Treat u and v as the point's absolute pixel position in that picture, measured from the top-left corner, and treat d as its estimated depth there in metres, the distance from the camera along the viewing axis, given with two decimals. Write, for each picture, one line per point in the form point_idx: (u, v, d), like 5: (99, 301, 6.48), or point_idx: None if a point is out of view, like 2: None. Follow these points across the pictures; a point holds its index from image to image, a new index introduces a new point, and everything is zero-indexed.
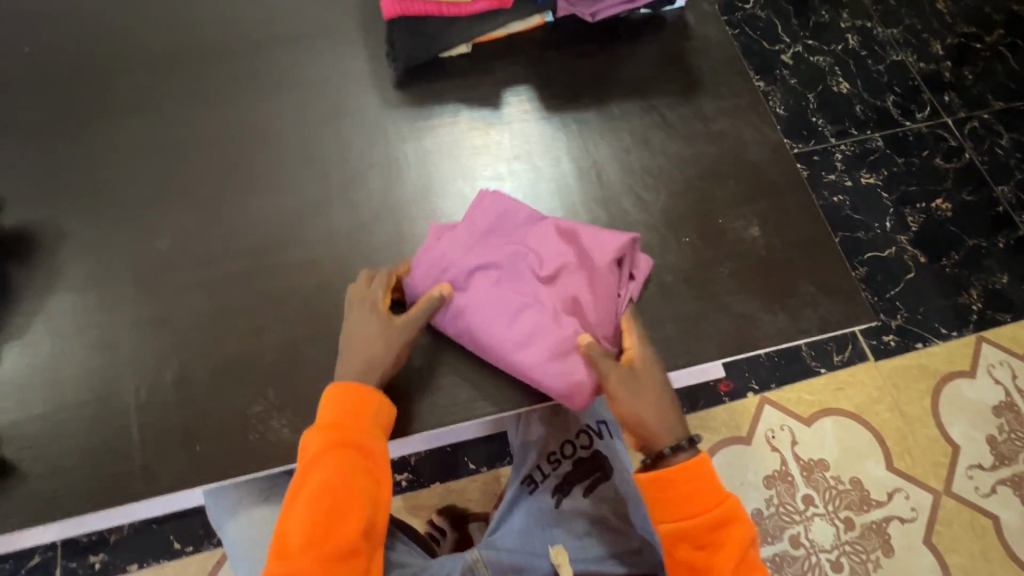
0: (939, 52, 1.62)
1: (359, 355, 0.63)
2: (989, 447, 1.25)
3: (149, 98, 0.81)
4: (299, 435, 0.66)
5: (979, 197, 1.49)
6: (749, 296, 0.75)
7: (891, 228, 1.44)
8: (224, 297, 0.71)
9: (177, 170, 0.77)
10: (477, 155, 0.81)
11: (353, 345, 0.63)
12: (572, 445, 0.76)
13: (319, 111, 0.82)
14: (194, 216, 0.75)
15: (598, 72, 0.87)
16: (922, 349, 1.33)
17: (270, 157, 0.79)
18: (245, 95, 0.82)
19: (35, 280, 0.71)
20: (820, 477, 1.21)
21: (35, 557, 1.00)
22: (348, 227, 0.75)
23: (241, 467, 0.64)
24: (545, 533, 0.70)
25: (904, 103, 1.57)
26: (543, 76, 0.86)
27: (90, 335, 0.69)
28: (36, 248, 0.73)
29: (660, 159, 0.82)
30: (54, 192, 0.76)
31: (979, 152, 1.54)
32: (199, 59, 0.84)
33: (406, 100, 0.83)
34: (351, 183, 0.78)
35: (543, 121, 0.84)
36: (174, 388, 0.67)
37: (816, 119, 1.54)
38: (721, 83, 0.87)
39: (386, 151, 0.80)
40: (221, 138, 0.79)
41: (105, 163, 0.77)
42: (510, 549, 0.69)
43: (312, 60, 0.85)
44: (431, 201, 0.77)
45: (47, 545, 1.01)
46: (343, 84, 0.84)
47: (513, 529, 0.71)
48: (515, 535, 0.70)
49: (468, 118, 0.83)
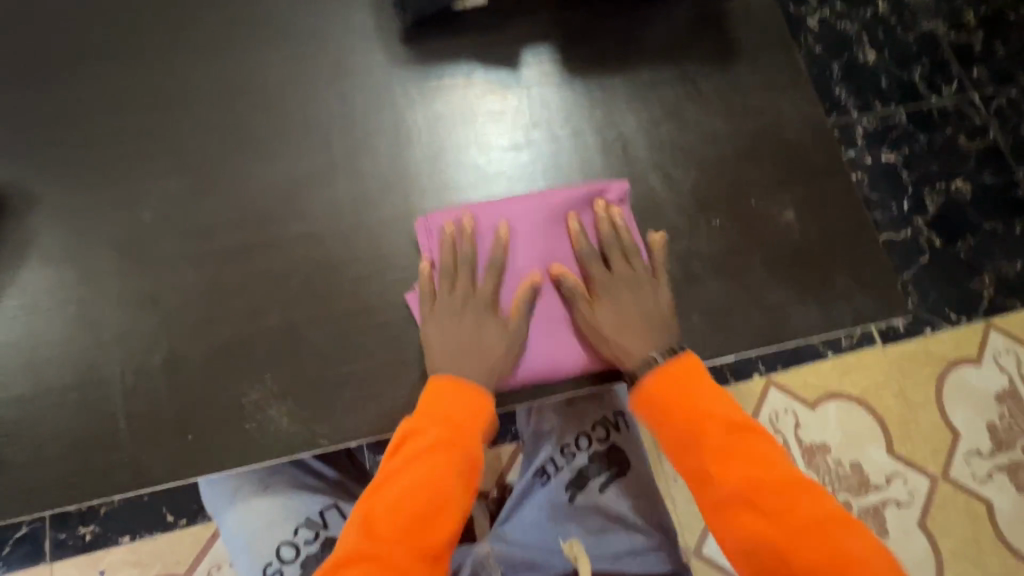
0: (972, 22, 1.53)
1: (458, 356, 0.62)
2: (989, 434, 1.26)
3: (125, 46, 0.72)
4: (300, 426, 0.61)
5: (1000, 180, 1.44)
6: (780, 286, 0.70)
7: (909, 210, 1.40)
8: (215, 274, 0.65)
9: (160, 127, 0.70)
10: (493, 122, 0.73)
11: (455, 351, 0.62)
12: (587, 438, 0.73)
13: (317, 67, 0.74)
14: (181, 181, 0.68)
15: (626, 33, 0.79)
16: (930, 335, 1.31)
17: (263, 116, 0.71)
18: (234, 44, 0.74)
19: (4, 249, 0.65)
20: (820, 461, 1.21)
21: (22, 527, 0.97)
22: (351, 200, 0.68)
23: (238, 457, 0.60)
24: (559, 528, 0.69)
25: (931, 76, 1.49)
26: (565, 34, 0.78)
27: (69, 312, 0.63)
28: (3, 212, 0.66)
29: (692, 133, 0.75)
30: (21, 149, 0.68)
31: (1004, 132, 1.48)
32: (181, 1, 0.75)
33: (414, 58, 0.75)
34: (354, 149, 0.70)
35: (565, 86, 0.76)
36: (162, 372, 0.62)
37: (840, 91, 1.46)
38: (760, 50, 0.80)
39: (392, 115, 0.72)
40: (208, 94, 0.71)
41: (78, 118, 0.69)
42: (523, 543, 0.69)
43: (308, 7, 0.76)
44: (442, 172, 0.71)
45: (35, 516, 0.98)
46: (344, 36, 0.75)
47: (525, 522, 0.71)
48: (527, 529, 0.70)
49: (482, 80, 0.75)
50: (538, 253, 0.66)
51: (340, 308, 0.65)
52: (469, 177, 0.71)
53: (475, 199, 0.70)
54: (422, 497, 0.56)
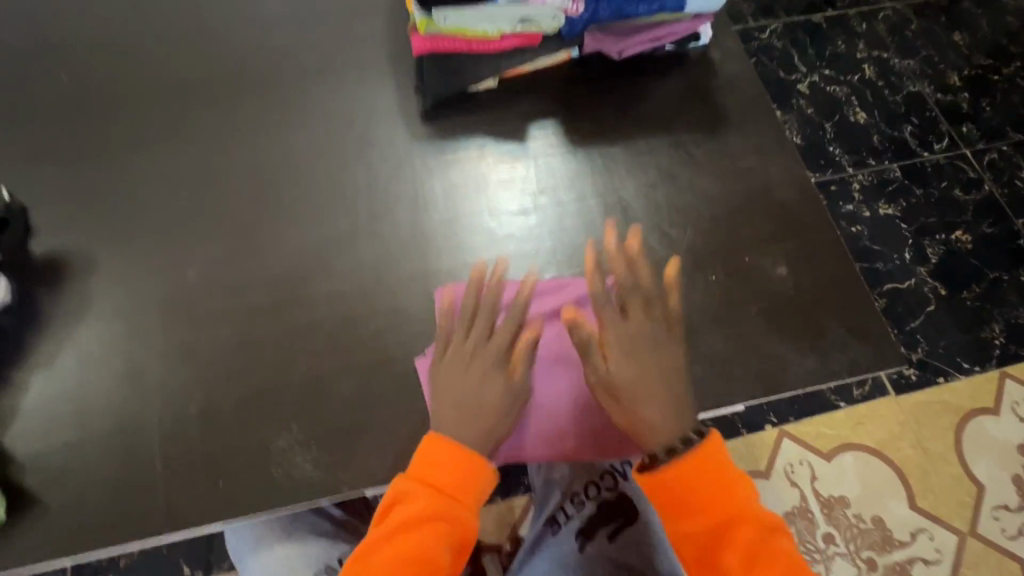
0: (956, 83, 1.62)
1: (460, 413, 0.64)
2: (1015, 487, 1.22)
3: (181, 128, 0.83)
4: (322, 472, 0.65)
5: (1000, 230, 1.48)
6: (777, 336, 0.74)
7: (910, 260, 1.43)
8: (251, 328, 0.71)
9: (207, 198, 0.78)
10: (504, 188, 0.81)
11: (451, 403, 0.64)
12: (596, 488, 0.76)
13: (347, 143, 0.83)
14: (223, 245, 0.75)
15: (623, 107, 0.87)
16: (944, 384, 1.30)
17: (299, 186, 0.80)
18: (275, 125, 0.84)
19: (65, 307, 0.72)
20: (841, 514, 1.19)
21: None
22: (375, 260, 0.75)
23: (264, 503, 0.64)
24: None
25: (921, 134, 1.57)
26: (569, 110, 0.87)
27: (117, 364, 0.69)
28: (67, 275, 0.73)
29: (687, 195, 0.82)
30: (87, 220, 0.77)
31: (999, 184, 1.53)
32: (231, 90, 0.86)
33: (433, 133, 0.84)
34: (378, 215, 0.78)
35: (569, 155, 0.84)
36: (198, 421, 0.66)
37: (834, 148, 1.53)
38: (747, 120, 0.87)
39: (412, 184, 0.80)
40: (251, 169, 0.80)
41: (136, 191, 0.78)
42: None
43: (341, 93, 0.86)
44: (457, 235, 0.78)
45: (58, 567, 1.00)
46: (372, 116, 0.85)
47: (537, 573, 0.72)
48: None
49: (494, 152, 0.84)
50: (550, 348, 0.72)
51: (363, 360, 0.70)
52: (481, 238, 0.78)
53: (487, 258, 0.77)
54: (407, 557, 0.59)
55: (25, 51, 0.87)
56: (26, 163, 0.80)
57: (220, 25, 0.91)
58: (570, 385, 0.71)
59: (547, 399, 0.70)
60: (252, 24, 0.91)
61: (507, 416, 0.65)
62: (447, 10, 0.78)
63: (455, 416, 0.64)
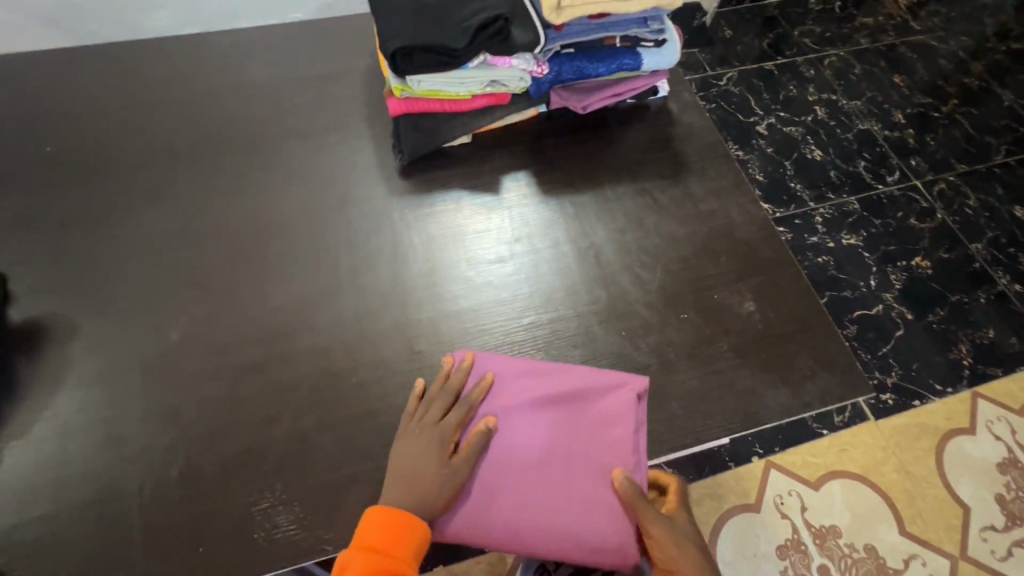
0: (901, 120, 1.75)
1: (403, 487, 0.58)
2: (999, 507, 1.24)
3: (165, 193, 0.85)
4: (306, 531, 0.64)
5: (956, 255, 1.56)
6: (749, 371, 0.77)
7: (876, 286, 1.49)
8: (234, 387, 0.71)
9: (190, 259, 0.80)
10: (482, 238, 0.84)
11: (397, 474, 0.59)
12: None
13: (327, 201, 0.86)
14: (206, 305, 0.76)
15: (591, 157, 0.93)
16: (919, 406, 1.33)
17: (282, 243, 0.82)
18: (257, 186, 0.86)
19: (43, 374, 0.71)
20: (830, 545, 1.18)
21: None
22: (356, 313, 0.77)
23: (245, 568, 0.62)
24: None
25: (874, 168, 1.67)
26: (540, 162, 0.92)
27: (95, 431, 0.68)
28: (46, 342, 0.73)
29: (655, 238, 0.86)
30: (68, 285, 0.77)
31: (950, 212, 1.62)
32: (215, 154, 0.89)
33: (411, 189, 0.88)
34: (359, 269, 0.80)
35: (542, 204, 0.88)
36: (179, 485, 0.65)
37: (794, 184, 1.62)
38: (707, 166, 0.93)
39: (392, 238, 0.83)
40: (234, 230, 0.82)
41: (120, 256, 0.80)
42: None
43: (322, 153, 0.90)
44: (436, 286, 0.80)
45: None
46: (353, 174, 0.89)
47: None
48: None
49: (469, 204, 0.87)
50: (532, 430, 0.63)
51: (348, 414, 0.70)
52: (460, 288, 0.80)
53: (469, 307, 0.79)
54: None
55: (11, 124, 0.89)
56: (7, 231, 0.81)
57: (204, 94, 0.95)
58: (547, 473, 0.61)
59: (517, 483, 0.60)
60: (236, 91, 0.95)
61: (445, 493, 0.58)
62: (420, 76, 0.80)
63: (397, 489, 0.58)
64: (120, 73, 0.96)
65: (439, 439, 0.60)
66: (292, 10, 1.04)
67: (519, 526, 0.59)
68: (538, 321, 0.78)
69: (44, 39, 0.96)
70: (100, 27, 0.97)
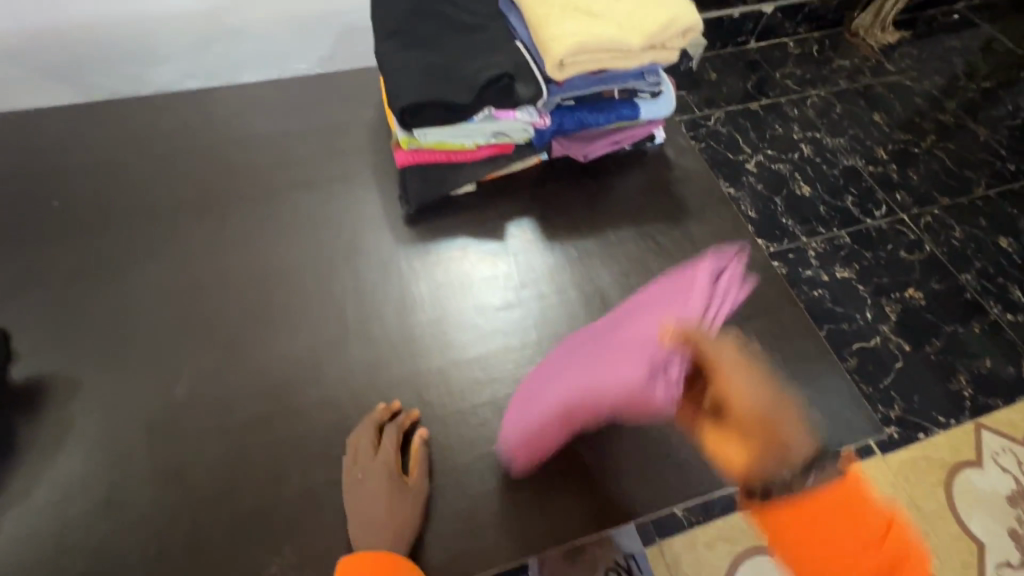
0: (884, 156, 1.81)
1: (370, 522, 0.63)
2: (1013, 542, 1.22)
3: (172, 245, 0.85)
4: None
5: (947, 285, 1.58)
6: None
7: (873, 318, 1.50)
8: (241, 444, 0.70)
9: (196, 311, 0.79)
10: (489, 284, 0.85)
11: (359, 517, 0.64)
12: None
13: (335, 250, 0.87)
14: (213, 358, 0.75)
15: (594, 202, 0.95)
16: (925, 439, 1.32)
17: (290, 293, 0.82)
18: (264, 236, 0.87)
19: (43, 435, 0.70)
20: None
21: None
22: (365, 364, 0.76)
23: None
24: None
25: (861, 202, 1.71)
26: (544, 208, 0.94)
27: (98, 494, 0.66)
28: (48, 401, 0.72)
29: (659, 281, 0.87)
30: (72, 341, 0.76)
31: (938, 244, 1.65)
32: (222, 206, 0.90)
33: (418, 237, 0.89)
34: (368, 319, 0.80)
35: (547, 250, 0.89)
36: (183, 550, 0.63)
37: (786, 220, 1.65)
38: (706, 209, 0.96)
39: (399, 286, 0.84)
40: (241, 281, 0.82)
41: (125, 309, 0.79)
42: None
43: (329, 203, 0.92)
44: (445, 333, 0.80)
45: None
46: (360, 223, 0.90)
47: None
48: None
49: (475, 251, 0.88)
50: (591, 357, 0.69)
51: None
52: (469, 335, 0.80)
53: (478, 353, 0.78)
54: None
55: (21, 179, 0.90)
56: (12, 287, 0.80)
57: (212, 146, 0.97)
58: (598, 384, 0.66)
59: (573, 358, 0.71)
60: (243, 144, 0.98)
61: (406, 516, 0.65)
62: (426, 128, 0.82)
63: (359, 527, 0.63)
64: (131, 128, 0.98)
65: (379, 468, 0.66)
66: (297, 61, 1.07)
67: (569, 383, 0.68)
68: None
69: (63, 98, 1.00)
70: (114, 85, 1.00)
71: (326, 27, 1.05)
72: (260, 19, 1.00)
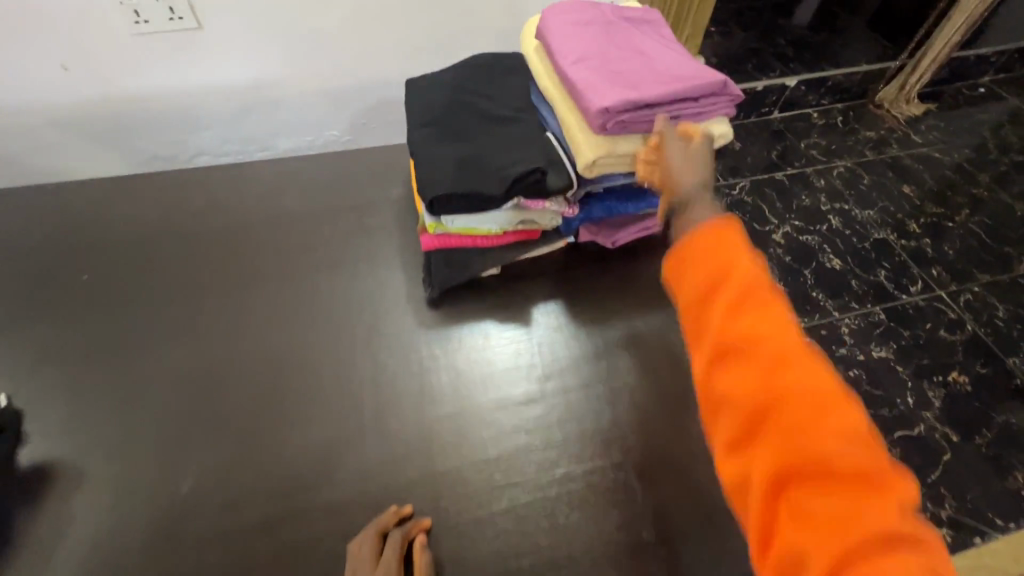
0: (916, 230, 1.70)
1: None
2: None
3: (194, 324, 0.85)
4: None
5: (994, 369, 1.44)
6: None
7: (914, 404, 1.37)
8: (245, 550, 0.66)
9: (212, 397, 0.77)
10: (512, 377, 0.81)
11: None
12: None
13: (356, 334, 0.85)
14: (224, 450, 0.73)
15: (622, 289, 0.92)
16: (982, 545, 1.17)
17: (308, 380, 0.80)
18: (286, 317, 0.86)
19: (43, 530, 0.67)
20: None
21: None
22: (380, 461, 0.73)
23: None
24: None
25: (895, 277, 1.60)
26: (570, 294, 0.91)
27: None
28: (52, 490, 0.69)
29: (691, 376, 0.82)
30: (83, 424, 0.75)
31: (980, 324, 1.52)
32: (247, 284, 0.90)
33: (441, 321, 0.87)
34: (385, 411, 0.77)
35: (574, 338, 0.86)
36: None
37: (816, 293, 1.55)
38: None
39: (420, 375, 0.81)
40: (259, 365, 0.81)
41: (141, 391, 0.78)
42: None
43: (353, 283, 0.91)
44: (465, 429, 0.76)
45: None
46: (382, 306, 0.88)
47: None
48: None
49: (500, 338, 0.85)
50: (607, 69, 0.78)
51: None
52: (490, 432, 0.76)
53: (498, 453, 0.74)
54: None
55: (54, 252, 0.92)
56: (31, 364, 0.80)
57: (242, 222, 0.98)
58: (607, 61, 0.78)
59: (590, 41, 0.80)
60: (272, 219, 0.99)
61: None
62: (454, 216, 0.82)
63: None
64: (164, 201, 1.00)
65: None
66: (331, 127, 1.13)
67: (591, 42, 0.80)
68: (571, 471, 0.73)
69: (107, 162, 1.05)
70: (158, 149, 1.06)
71: (359, 101, 1.11)
72: (298, 94, 1.05)
